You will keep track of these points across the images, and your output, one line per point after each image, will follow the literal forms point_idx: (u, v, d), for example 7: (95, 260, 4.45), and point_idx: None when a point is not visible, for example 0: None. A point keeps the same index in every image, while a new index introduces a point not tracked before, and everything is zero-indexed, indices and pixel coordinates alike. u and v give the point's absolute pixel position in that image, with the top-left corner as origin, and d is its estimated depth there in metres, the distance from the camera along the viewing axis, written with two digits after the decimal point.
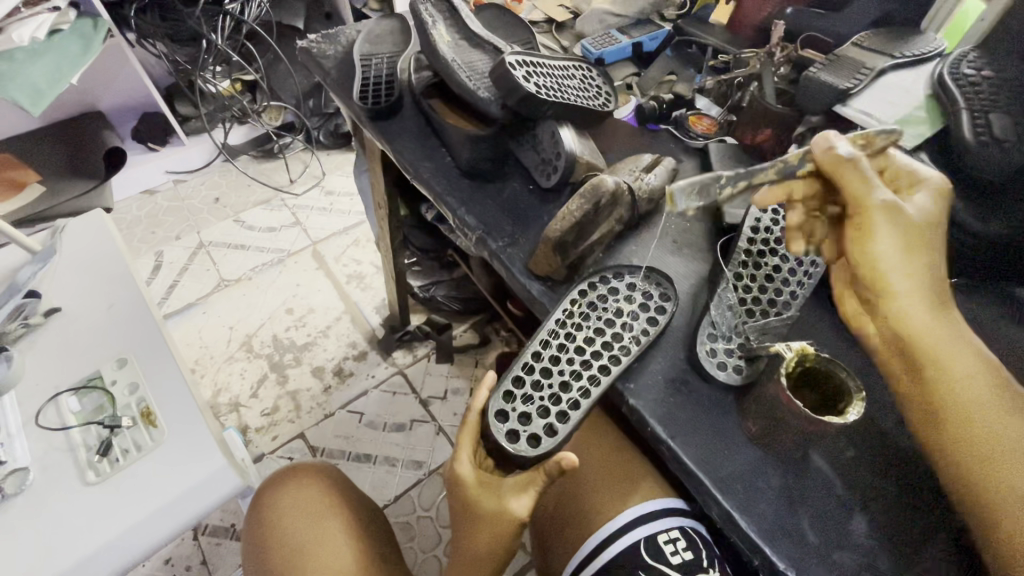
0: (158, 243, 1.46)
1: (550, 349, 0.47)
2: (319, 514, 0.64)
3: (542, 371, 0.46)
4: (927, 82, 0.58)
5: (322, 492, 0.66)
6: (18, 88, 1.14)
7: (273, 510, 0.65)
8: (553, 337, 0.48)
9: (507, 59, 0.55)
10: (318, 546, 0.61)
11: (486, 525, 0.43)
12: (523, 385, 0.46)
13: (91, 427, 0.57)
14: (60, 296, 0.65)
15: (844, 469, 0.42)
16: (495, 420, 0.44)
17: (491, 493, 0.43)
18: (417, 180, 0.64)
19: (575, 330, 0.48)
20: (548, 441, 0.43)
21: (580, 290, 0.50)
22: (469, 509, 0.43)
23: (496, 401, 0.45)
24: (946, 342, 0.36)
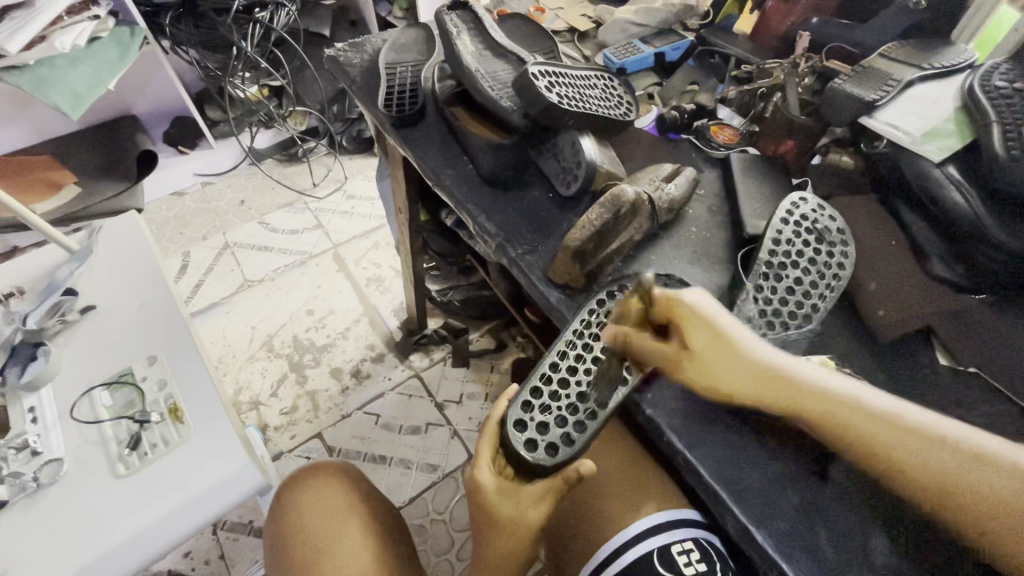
0: (186, 244, 1.50)
1: (567, 360, 0.47)
2: (340, 515, 0.65)
3: (559, 382, 0.47)
4: (958, 94, 0.58)
5: (342, 490, 0.67)
6: (58, 92, 1.20)
7: (294, 508, 0.66)
8: (570, 347, 0.48)
9: (530, 69, 0.56)
10: (335, 543, 0.62)
11: (506, 534, 0.42)
12: (541, 396, 0.46)
13: (121, 422, 0.59)
14: (96, 294, 0.68)
15: (866, 486, 0.42)
16: (514, 430, 0.45)
17: (510, 501, 0.42)
18: (439, 187, 0.65)
19: (592, 340, 0.48)
20: (565, 450, 0.43)
21: (598, 300, 0.50)
22: (488, 517, 0.43)
23: (514, 411, 0.45)
24: (844, 417, 0.37)
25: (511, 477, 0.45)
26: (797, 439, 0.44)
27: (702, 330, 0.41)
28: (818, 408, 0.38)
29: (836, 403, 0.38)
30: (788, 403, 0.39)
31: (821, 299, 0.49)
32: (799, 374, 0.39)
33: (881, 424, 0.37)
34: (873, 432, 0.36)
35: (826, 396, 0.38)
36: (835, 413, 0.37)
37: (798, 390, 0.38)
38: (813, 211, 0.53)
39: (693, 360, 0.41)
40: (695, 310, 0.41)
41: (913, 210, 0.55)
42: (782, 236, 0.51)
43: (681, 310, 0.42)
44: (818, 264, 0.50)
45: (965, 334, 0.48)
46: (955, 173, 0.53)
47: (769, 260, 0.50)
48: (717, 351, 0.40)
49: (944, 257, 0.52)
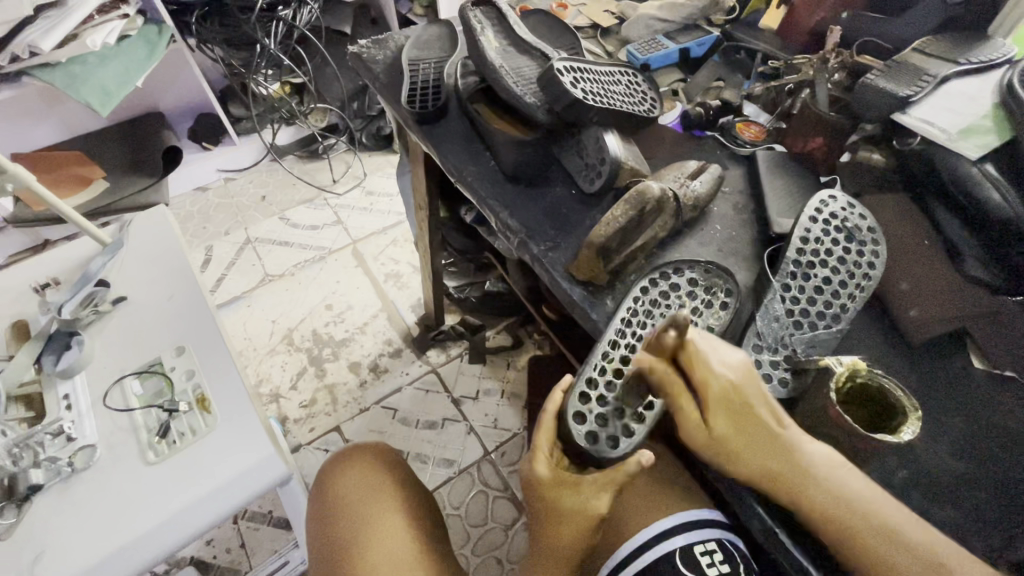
0: (209, 238, 1.53)
1: (620, 349, 0.48)
2: (377, 496, 0.65)
3: (615, 370, 0.47)
4: (996, 89, 0.56)
5: (383, 472, 0.68)
6: (89, 89, 1.23)
7: (336, 486, 0.67)
8: (624, 333, 0.48)
9: (555, 65, 0.56)
10: (373, 525, 0.62)
11: (568, 523, 0.41)
12: (597, 386, 0.46)
13: (151, 411, 0.60)
14: (127, 285, 0.69)
15: (896, 488, 0.41)
16: (573, 423, 0.45)
17: (573, 494, 0.41)
18: (461, 183, 0.66)
19: (641, 329, 0.48)
20: (626, 442, 0.44)
21: (643, 287, 0.50)
22: (549, 509, 0.42)
23: (573, 402, 0.45)
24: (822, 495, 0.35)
25: (568, 469, 0.44)
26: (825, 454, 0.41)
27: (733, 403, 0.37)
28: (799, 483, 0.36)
29: (828, 487, 0.35)
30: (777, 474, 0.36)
31: (850, 299, 0.48)
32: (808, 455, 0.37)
33: (866, 518, 0.34)
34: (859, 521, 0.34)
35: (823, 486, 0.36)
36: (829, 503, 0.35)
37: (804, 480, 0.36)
38: (843, 209, 0.52)
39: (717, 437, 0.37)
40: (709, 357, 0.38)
41: (946, 209, 0.54)
42: (811, 234, 0.50)
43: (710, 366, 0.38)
44: (847, 262, 0.49)
45: (999, 336, 0.47)
46: (992, 171, 0.51)
47: (798, 259, 0.49)
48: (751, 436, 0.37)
49: (979, 258, 0.51)
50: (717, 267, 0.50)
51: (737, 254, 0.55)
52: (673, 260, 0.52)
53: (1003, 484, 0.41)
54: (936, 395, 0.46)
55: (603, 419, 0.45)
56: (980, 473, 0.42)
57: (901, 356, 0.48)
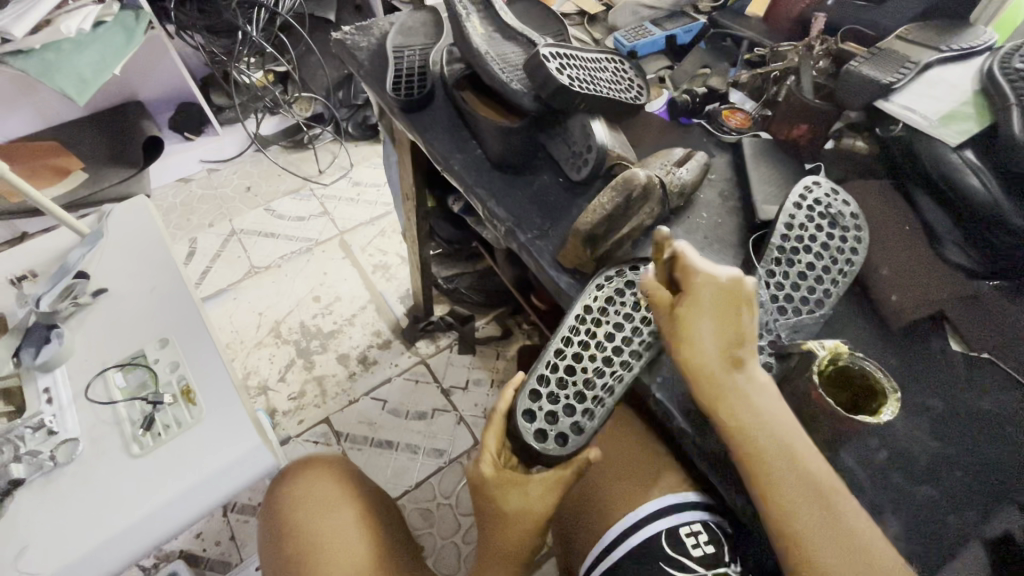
0: (193, 230, 1.51)
1: (573, 347, 0.48)
2: (333, 506, 0.65)
3: (566, 368, 0.47)
4: (977, 76, 0.56)
5: (337, 483, 0.67)
6: (66, 78, 1.20)
7: (290, 501, 0.66)
8: (575, 329, 0.48)
9: (541, 51, 0.55)
10: (333, 536, 0.62)
11: (512, 522, 0.45)
12: (548, 384, 0.46)
13: (135, 403, 0.59)
14: (106, 276, 0.68)
15: (876, 470, 0.42)
16: (523, 420, 0.45)
17: (518, 490, 0.44)
18: (448, 171, 0.65)
19: (595, 326, 0.49)
20: (575, 438, 0.44)
21: (599, 284, 0.50)
22: (496, 506, 0.45)
23: (523, 400, 0.46)
24: (762, 430, 0.37)
25: (515, 468, 0.47)
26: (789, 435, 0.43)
27: (713, 312, 0.39)
28: (742, 416, 0.38)
29: (784, 436, 0.37)
30: (717, 390, 0.39)
31: (832, 284, 0.48)
32: (764, 406, 0.38)
33: (816, 486, 0.36)
34: (792, 475, 0.36)
35: (780, 442, 0.37)
36: (771, 449, 0.37)
37: (751, 415, 0.38)
38: (827, 195, 0.52)
39: (680, 335, 0.40)
40: (711, 285, 0.39)
41: (927, 194, 0.54)
42: (795, 221, 0.50)
43: (699, 278, 0.39)
44: (831, 249, 0.49)
45: (979, 320, 0.48)
46: (973, 158, 0.52)
47: (782, 245, 0.49)
48: (710, 332, 0.39)
49: (959, 243, 0.52)
50: None
51: (723, 241, 0.55)
52: (628, 261, 0.52)
53: (978, 464, 0.42)
54: (917, 378, 0.46)
55: (552, 416, 0.45)
56: (955, 452, 0.43)
57: (882, 341, 0.49)
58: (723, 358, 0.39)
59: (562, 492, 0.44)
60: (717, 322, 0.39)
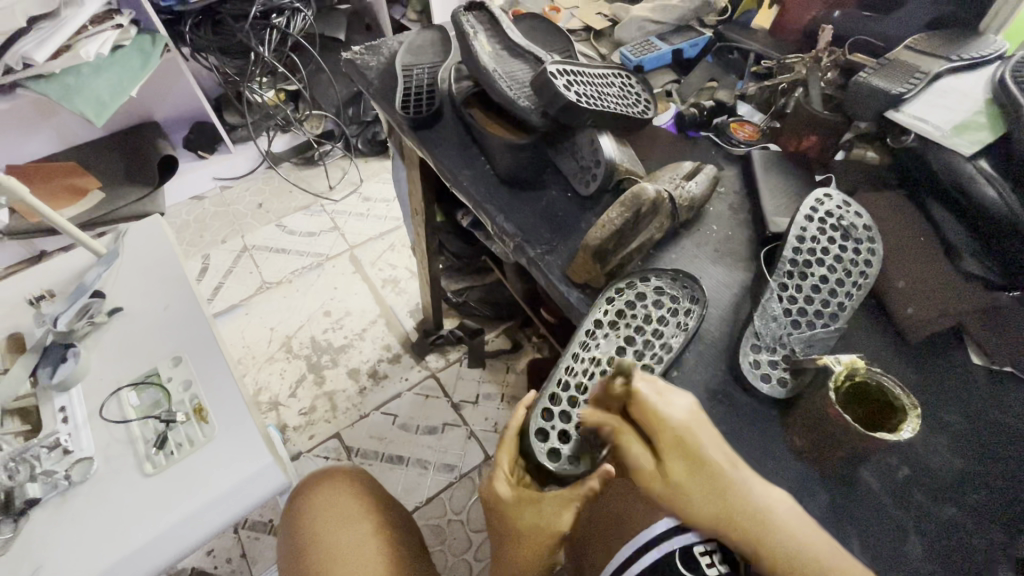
0: (206, 247, 1.53)
1: (582, 361, 0.48)
2: (349, 519, 0.64)
3: (577, 385, 0.48)
4: (988, 86, 0.56)
5: (354, 497, 0.67)
6: (84, 100, 1.25)
7: (308, 512, 0.66)
8: (585, 343, 0.49)
9: (548, 68, 0.56)
10: (347, 547, 0.61)
11: (527, 539, 0.43)
12: (560, 402, 0.47)
13: (148, 422, 0.60)
14: (122, 296, 0.69)
15: (897, 489, 0.41)
16: (535, 440, 0.46)
17: (532, 509, 0.43)
18: (457, 187, 0.66)
19: (605, 339, 0.49)
20: (587, 456, 0.45)
21: (609, 296, 0.50)
22: (511, 526, 0.44)
23: (535, 419, 0.46)
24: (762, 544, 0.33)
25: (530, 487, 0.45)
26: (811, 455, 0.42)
27: (675, 442, 0.36)
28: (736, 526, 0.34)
29: (779, 541, 0.33)
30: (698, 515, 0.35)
31: (847, 297, 0.47)
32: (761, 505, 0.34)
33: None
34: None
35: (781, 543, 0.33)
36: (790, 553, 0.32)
37: (753, 524, 0.34)
38: (838, 207, 0.51)
39: (658, 484, 0.36)
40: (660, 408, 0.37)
41: (942, 205, 0.54)
42: (807, 234, 0.49)
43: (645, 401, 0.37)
44: (844, 261, 0.49)
45: (999, 333, 0.47)
46: (987, 167, 0.51)
47: (794, 257, 0.48)
48: (674, 456, 0.36)
49: (977, 254, 0.50)
50: (684, 274, 0.51)
51: (734, 254, 0.55)
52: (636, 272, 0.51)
53: (1003, 483, 0.41)
54: (936, 392, 0.46)
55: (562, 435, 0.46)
56: (980, 470, 0.42)
57: (900, 355, 0.48)
58: (695, 477, 0.35)
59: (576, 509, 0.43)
60: (674, 444, 0.36)
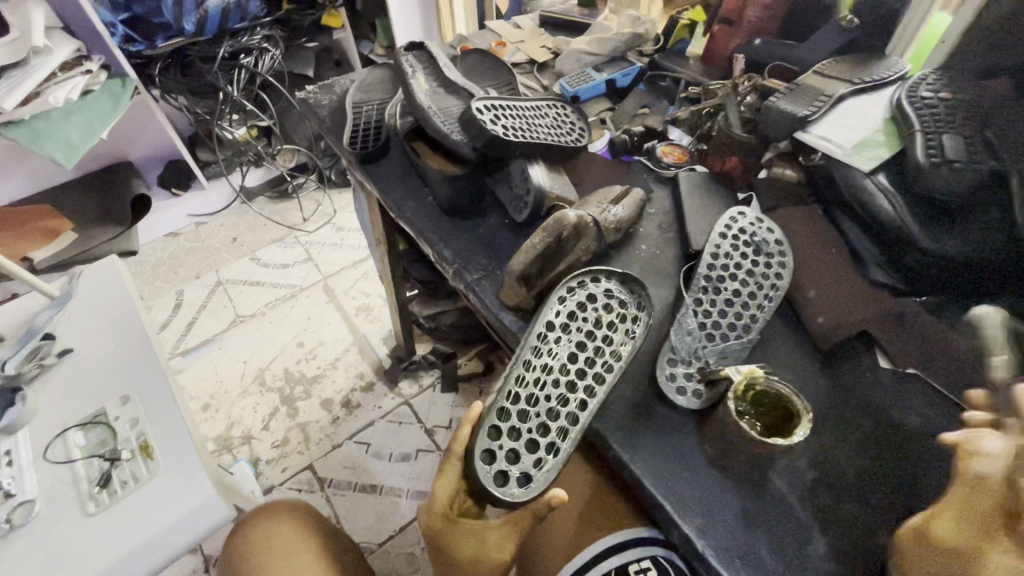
0: (180, 283, 1.54)
1: (532, 373, 0.46)
2: (289, 549, 0.65)
3: (527, 399, 0.45)
4: (888, 105, 0.60)
5: (294, 527, 0.67)
6: (54, 145, 1.27)
7: (250, 542, 0.67)
8: (536, 351, 0.47)
9: (473, 105, 0.59)
10: (274, 550, 0.65)
11: (466, 567, 0.45)
12: (509, 418, 0.44)
13: (93, 461, 0.60)
14: (72, 337, 0.70)
15: (805, 492, 0.43)
16: (480, 463, 0.42)
17: (472, 537, 0.44)
18: (401, 218, 0.68)
19: (556, 345, 0.48)
20: (539, 476, 0.43)
21: (557, 302, 0.50)
22: (452, 555, 0.45)
23: (483, 439, 0.43)
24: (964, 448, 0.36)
25: (468, 511, 0.46)
26: (723, 463, 0.44)
27: None
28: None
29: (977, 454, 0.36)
30: None
31: (759, 310, 0.50)
32: None
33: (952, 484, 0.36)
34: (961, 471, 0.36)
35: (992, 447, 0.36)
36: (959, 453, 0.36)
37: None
38: (751, 224, 0.55)
39: None
40: None
41: (849, 219, 0.57)
42: (720, 251, 0.53)
43: None
44: (755, 275, 0.52)
45: (904, 338, 0.50)
46: (884, 181, 0.54)
47: (708, 273, 0.52)
48: None
49: (883, 263, 0.54)
50: (632, 280, 0.51)
51: (660, 272, 0.57)
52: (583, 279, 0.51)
53: (904, 481, 0.43)
54: (844, 395, 0.48)
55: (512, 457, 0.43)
56: (883, 471, 0.44)
57: (812, 363, 0.51)
58: None
59: (518, 540, 0.44)
60: None
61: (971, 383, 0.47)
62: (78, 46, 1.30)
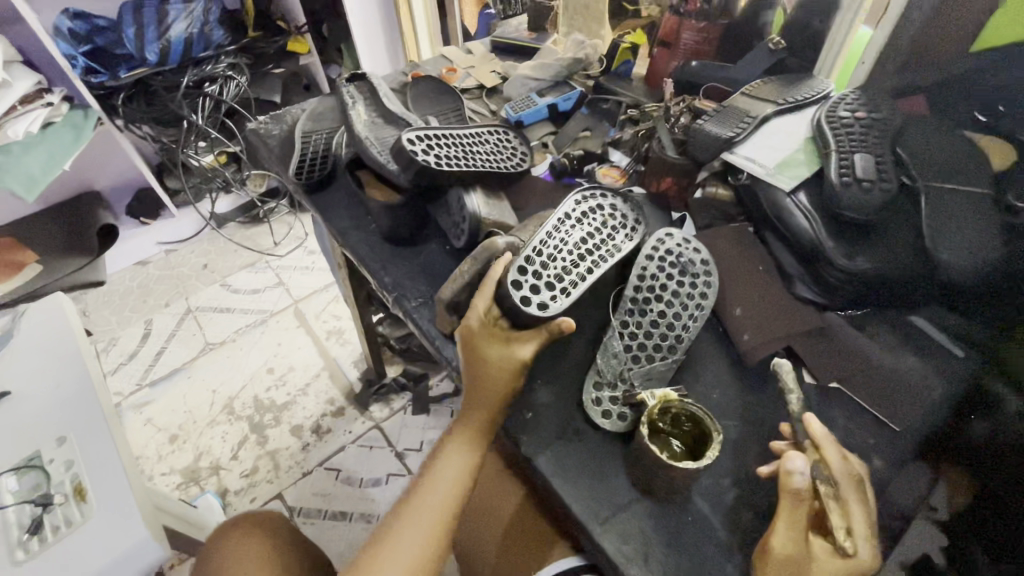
0: (148, 311, 1.53)
1: (555, 238, 0.51)
2: (253, 561, 0.63)
3: (548, 255, 0.50)
4: (809, 126, 0.63)
5: (261, 542, 0.65)
6: (15, 179, 1.25)
7: (217, 553, 0.65)
8: (561, 222, 0.52)
9: (404, 137, 0.60)
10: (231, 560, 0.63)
11: (492, 372, 0.47)
12: (534, 263, 0.49)
13: (25, 506, 0.59)
14: (12, 379, 0.69)
15: (726, 510, 0.43)
16: (513, 287, 0.47)
17: (500, 347, 0.47)
18: (346, 247, 0.69)
19: (575, 227, 0.52)
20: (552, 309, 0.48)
21: (578, 195, 0.55)
22: (480, 361, 0.47)
23: (512, 274, 0.48)
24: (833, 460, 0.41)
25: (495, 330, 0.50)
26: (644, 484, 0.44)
27: None
28: None
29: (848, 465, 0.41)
30: None
31: (684, 330, 0.51)
32: None
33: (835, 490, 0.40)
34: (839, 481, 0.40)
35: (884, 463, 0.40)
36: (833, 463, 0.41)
37: None
38: (679, 244, 0.56)
39: None
40: None
41: (776, 237, 0.58)
42: (647, 271, 0.53)
43: None
44: (681, 295, 0.53)
45: (822, 354, 0.52)
46: (805, 200, 0.56)
47: (635, 295, 0.52)
48: None
49: (806, 279, 0.55)
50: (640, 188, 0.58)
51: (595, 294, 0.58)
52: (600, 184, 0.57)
53: None
54: (768, 411, 0.49)
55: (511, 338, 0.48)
56: None
57: (740, 380, 0.52)
58: None
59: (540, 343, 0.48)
60: None
61: (888, 395, 0.49)
62: (40, 79, 1.30)
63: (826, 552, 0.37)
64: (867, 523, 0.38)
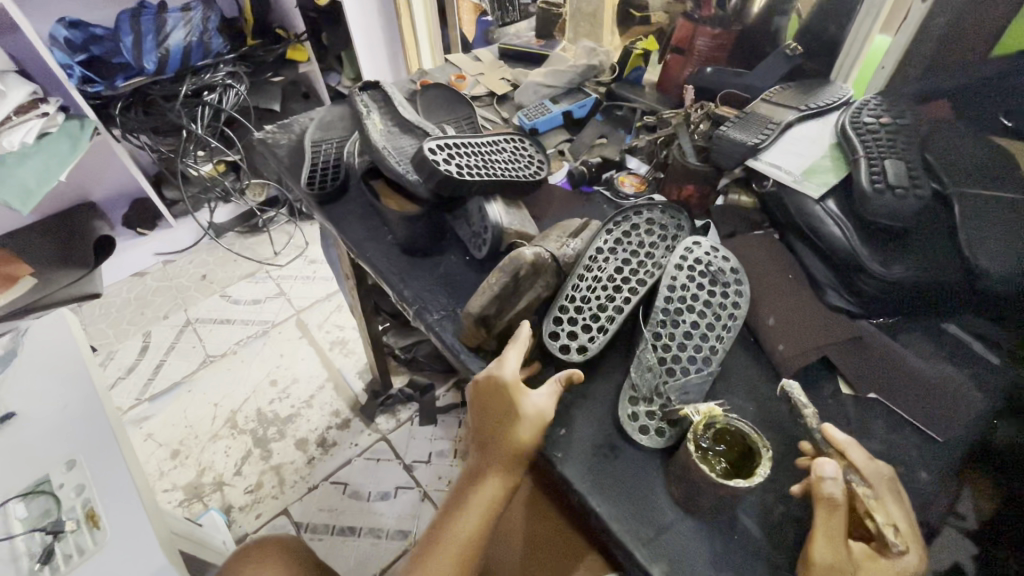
0: (147, 324, 1.50)
1: (586, 279, 0.53)
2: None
3: (581, 297, 0.52)
4: (833, 132, 0.63)
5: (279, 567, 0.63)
6: (9, 190, 1.21)
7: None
8: (595, 256, 0.55)
9: (427, 145, 0.59)
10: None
11: (516, 425, 0.45)
12: (568, 311, 0.52)
13: (36, 534, 0.57)
14: (18, 399, 0.67)
15: (772, 527, 0.42)
16: (548, 340, 0.51)
17: (527, 400, 0.46)
18: (361, 258, 0.67)
19: (606, 261, 0.54)
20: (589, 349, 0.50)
21: (609, 227, 0.57)
22: (505, 414, 0.45)
23: (547, 325, 0.51)
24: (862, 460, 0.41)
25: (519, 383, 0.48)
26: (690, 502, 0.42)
27: None
28: None
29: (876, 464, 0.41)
30: None
31: (718, 340, 0.50)
32: None
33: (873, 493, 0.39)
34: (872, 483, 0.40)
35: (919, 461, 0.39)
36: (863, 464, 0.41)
37: None
38: (708, 253, 0.55)
39: None
40: None
41: (805, 245, 0.58)
42: (677, 282, 0.52)
43: None
44: (711, 305, 0.52)
45: (859, 361, 0.51)
46: (834, 208, 0.56)
47: (666, 306, 0.51)
48: None
49: (837, 287, 0.55)
50: (672, 207, 0.59)
51: None
52: (633, 204, 0.59)
53: None
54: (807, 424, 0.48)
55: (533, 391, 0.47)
56: None
57: (774, 393, 0.51)
58: None
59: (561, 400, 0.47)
60: None
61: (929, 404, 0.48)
62: (34, 89, 1.27)
63: (868, 553, 0.37)
64: (905, 520, 0.39)
